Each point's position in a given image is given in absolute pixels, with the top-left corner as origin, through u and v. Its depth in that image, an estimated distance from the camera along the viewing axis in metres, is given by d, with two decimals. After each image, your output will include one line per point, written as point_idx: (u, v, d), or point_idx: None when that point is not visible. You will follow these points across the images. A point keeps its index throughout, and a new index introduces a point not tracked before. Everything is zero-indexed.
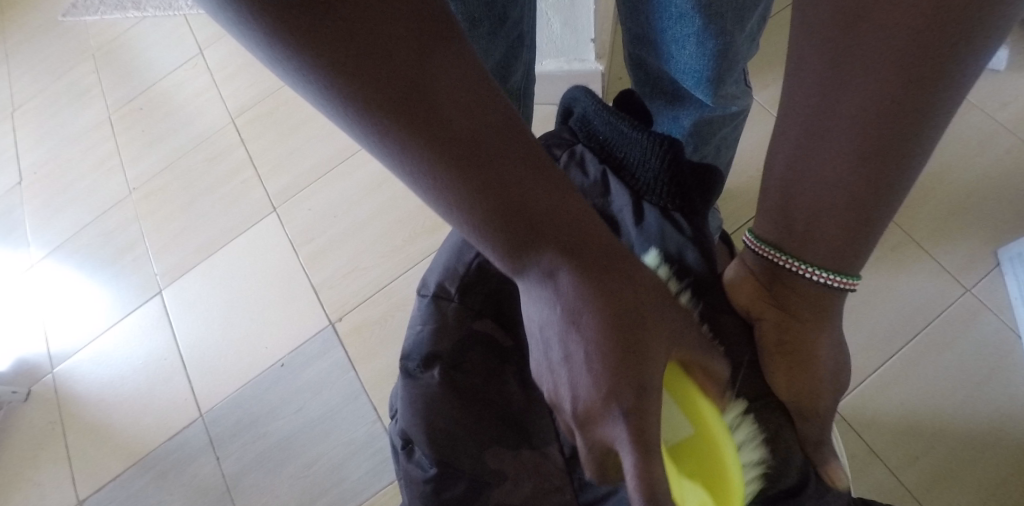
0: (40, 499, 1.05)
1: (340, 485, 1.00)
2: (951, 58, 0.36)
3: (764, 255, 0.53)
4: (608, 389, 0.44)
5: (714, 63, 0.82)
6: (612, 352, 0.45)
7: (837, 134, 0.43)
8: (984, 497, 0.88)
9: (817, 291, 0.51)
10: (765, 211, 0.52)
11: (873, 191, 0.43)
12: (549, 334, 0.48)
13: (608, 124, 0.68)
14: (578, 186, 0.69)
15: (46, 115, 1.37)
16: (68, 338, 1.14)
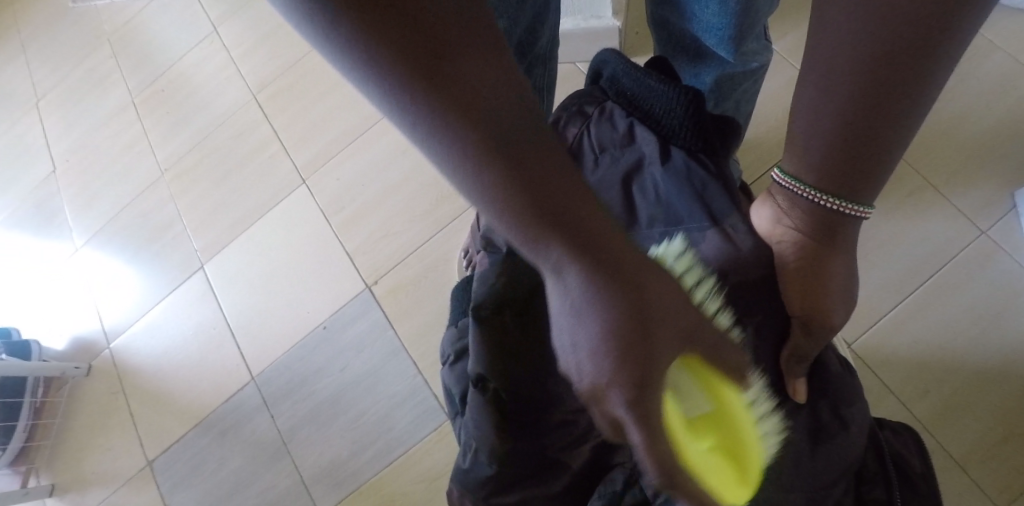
0: (113, 464, 1.14)
1: (388, 435, 1.07)
2: (948, 31, 0.42)
3: (797, 191, 0.59)
4: (612, 373, 0.41)
5: (736, 21, 0.82)
6: (621, 341, 0.42)
7: (843, 97, 0.48)
8: (991, 423, 0.94)
9: (830, 219, 0.58)
10: (794, 151, 0.56)
11: (878, 138, 0.49)
12: (566, 322, 0.44)
13: (635, 81, 0.73)
14: (605, 139, 0.73)
15: (70, 99, 1.39)
16: (121, 316, 1.20)
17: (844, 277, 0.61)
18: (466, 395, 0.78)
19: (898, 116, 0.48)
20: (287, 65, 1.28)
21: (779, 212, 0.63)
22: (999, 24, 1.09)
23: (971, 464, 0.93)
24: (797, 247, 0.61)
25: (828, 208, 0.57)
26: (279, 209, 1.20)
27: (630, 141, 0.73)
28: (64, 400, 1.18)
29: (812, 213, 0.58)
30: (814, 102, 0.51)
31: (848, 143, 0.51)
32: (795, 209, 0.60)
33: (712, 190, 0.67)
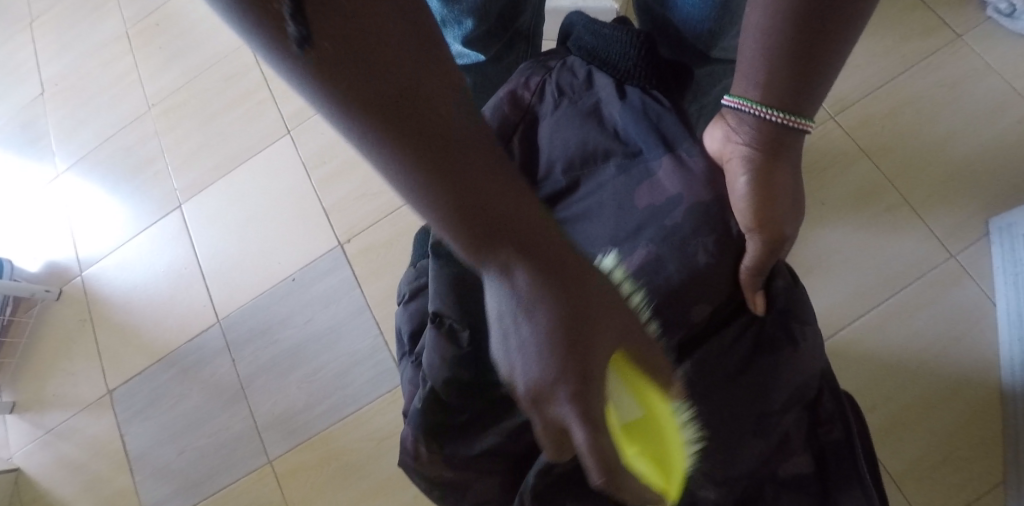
0: (74, 389, 1.17)
1: (342, 392, 1.08)
2: None
3: (747, 110, 0.57)
4: (556, 371, 0.43)
5: (715, 13, 0.80)
6: (561, 339, 0.44)
7: (788, 24, 0.49)
8: (933, 446, 0.95)
9: (778, 133, 0.56)
10: (743, 75, 0.56)
11: (818, 52, 0.50)
12: (505, 323, 0.46)
13: (593, 34, 0.70)
14: (568, 86, 0.70)
15: (65, 20, 1.40)
16: (96, 245, 1.22)
17: (788, 186, 0.58)
18: (417, 322, 0.74)
19: (837, 37, 0.49)
20: None
21: (729, 131, 0.59)
22: (1002, 48, 1.07)
23: (905, 482, 0.94)
24: (744, 162, 0.58)
25: (772, 123, 0.56)
26: (261, 157, 1.20)
27: (591, 86, 0.70)
28: (34, 320, 1.21)
29: (760, 129, 0.57)
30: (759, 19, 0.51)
31: (791, 68, 0.52)
32: (745, 126, 0.57)
33: (669, 120, 0.64)
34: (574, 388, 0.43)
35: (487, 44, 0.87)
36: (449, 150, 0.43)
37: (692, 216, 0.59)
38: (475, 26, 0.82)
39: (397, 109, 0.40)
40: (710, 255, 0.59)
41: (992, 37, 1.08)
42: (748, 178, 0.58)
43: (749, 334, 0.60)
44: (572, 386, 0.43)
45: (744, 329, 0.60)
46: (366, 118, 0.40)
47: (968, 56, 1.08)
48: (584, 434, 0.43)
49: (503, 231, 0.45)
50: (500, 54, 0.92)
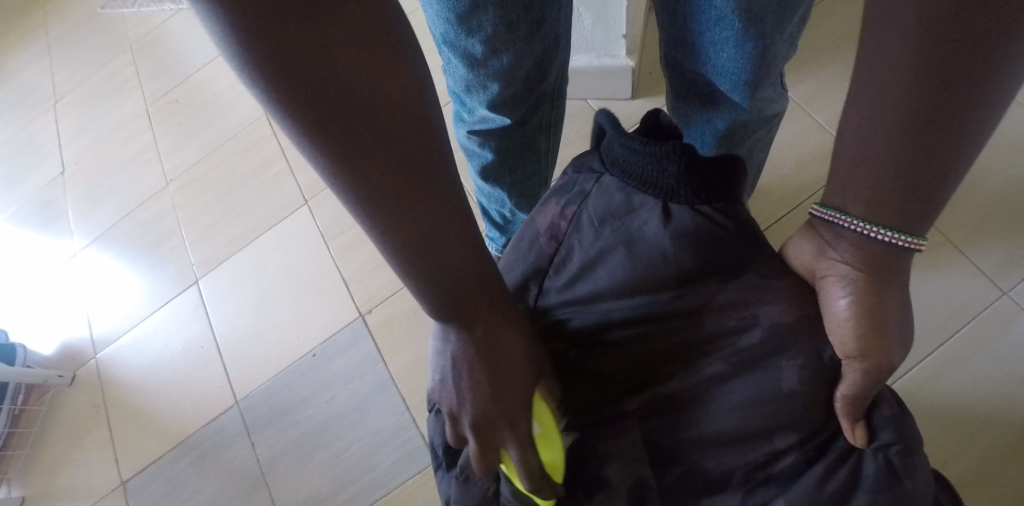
0: (84, 481, 1.10)
1: (368, 475, 1.01)
2: (978, 85, 0.41)
3: (844, 226, 0.50)
4: (467, 407, 0.55)
5: (752, 66, 0.75)
6: (443, 367, 0.53)
7: (887, 144, 0.45)
8: (1016, 503, 0.86)
9: (889, 257, 0.49)
10: (839, 179, 0.50)
11: (914, 183, 0.46)
12: (384, 290, 0.49)
13: (624, 147, 0.62)
14: (594, 211, 0.62)
15: (86, 107, 1.43)
16: (111, 326, 1.19)
17: (897, 312, 0.50)
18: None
19: (965, 131, 0.43)
20: None
21: (822, 247, 0.52)
22: None
23: None
24: (845, 283, 0.51)
25: (880, 243, 0.48)
26: (278, 229, 1.19)
27: (629, 210, 0.60)
28: (46, 407, 1.16)
29: (862, 249, 0.49)
30: (865, 106, 0.45)
31: (900, 180, 0.46)
32: (844, 243, 0.50)
33: (733, 243, 0.57)
34: (483, 430, 0.55)
35: (513, 108, 0.82)
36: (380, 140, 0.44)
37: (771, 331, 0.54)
38: (503, 88, 0.78)
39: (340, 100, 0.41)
40: (797, 380, 0.53)
41: None
42: (849, 303, 0.50)
43: (848, 472, 0.52)
44: (487, 432, 0.55)
45: (844, 459, 0.53)
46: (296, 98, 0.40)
47: None
48: (474, 445, 0.56)
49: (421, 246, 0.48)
50: (526, 117, 0.86)
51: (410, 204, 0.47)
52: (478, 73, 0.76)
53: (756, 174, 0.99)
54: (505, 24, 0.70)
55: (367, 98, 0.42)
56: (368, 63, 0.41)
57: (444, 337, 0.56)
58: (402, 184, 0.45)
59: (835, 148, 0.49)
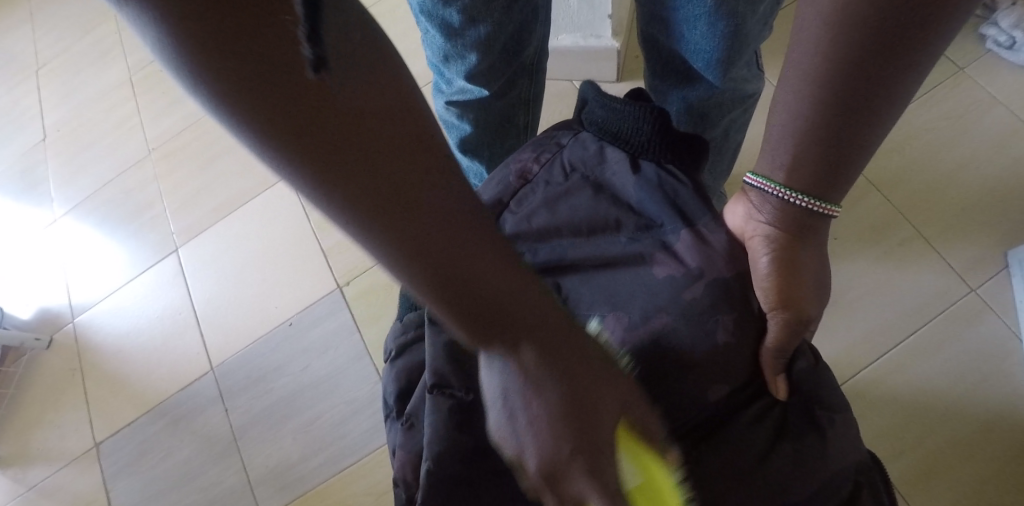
0: (59, 444, 1.11)
1: (339, 443, 1.03)
2: (902, 59, 0.40)
3: (770, 192, 0.50)
4: (555, 455, 0.42)
5: (724, 44, 0.75)
6: (561, 425, 0.43)
7: (816, 120, 0.44)
8: (971, 494, 0.88)
9: (801, 218, 0.50)
10: (770, 150, 0.49)
11: (839, 155, 0.46)
12: (509, 395, 0.44)
13: (603, 108, 0.63)
14: (575, 158, 0.63)
15: (70, 72, 1.42)
16: (89, 291, 1.20)
17: (814, 272, 0.52)
18: (401, 385, 0.66)
19: (885, 103, 0.42)
20: None
21: (750, 210, 0.53)
22: (1005, 81, 1.07)
23: None
24: (769, 242, 0.52)
25: (796, 208, 0.49)
26: (260, 200, 1.19)
27: (602, 161, 0.62)
28: (22, 370, 1.17)
29: (781, 210, 0.50)
30: (798, 73, 0.44)
31: (831, 149, 0.46)
32: (768, 207, 0.51)
33: (689, 196, 0.58)
34: (586, 470, 0.42)
35: (491, 79, 0.82)
36: (410, 182, 0.37)
37: (710, 289, 0.53)
38: (480, 59, 0.78)
39: (355, 158, 0.35)
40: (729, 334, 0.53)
41: (993, 69, 1.08)
42: (769, 263, 0.52)
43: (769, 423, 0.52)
44: (584, 468, 0.42)
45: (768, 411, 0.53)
46: (288, 148, 0.34)
47: (971, 90, 1.07)
48: (589, 491, 0.42)
49: (478, 294, 0.42)
50: (504, 90, 0.86)
51: (446, 257, 0.40)
52: (456, 43, 0.76)
53: (733, 159, 1.00)
54: None
55: (389, 133, 0.36)
56: (408, 129, 0.37)
57: (489, 363, 0.45)
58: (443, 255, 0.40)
59: (767, 127, 0.49)
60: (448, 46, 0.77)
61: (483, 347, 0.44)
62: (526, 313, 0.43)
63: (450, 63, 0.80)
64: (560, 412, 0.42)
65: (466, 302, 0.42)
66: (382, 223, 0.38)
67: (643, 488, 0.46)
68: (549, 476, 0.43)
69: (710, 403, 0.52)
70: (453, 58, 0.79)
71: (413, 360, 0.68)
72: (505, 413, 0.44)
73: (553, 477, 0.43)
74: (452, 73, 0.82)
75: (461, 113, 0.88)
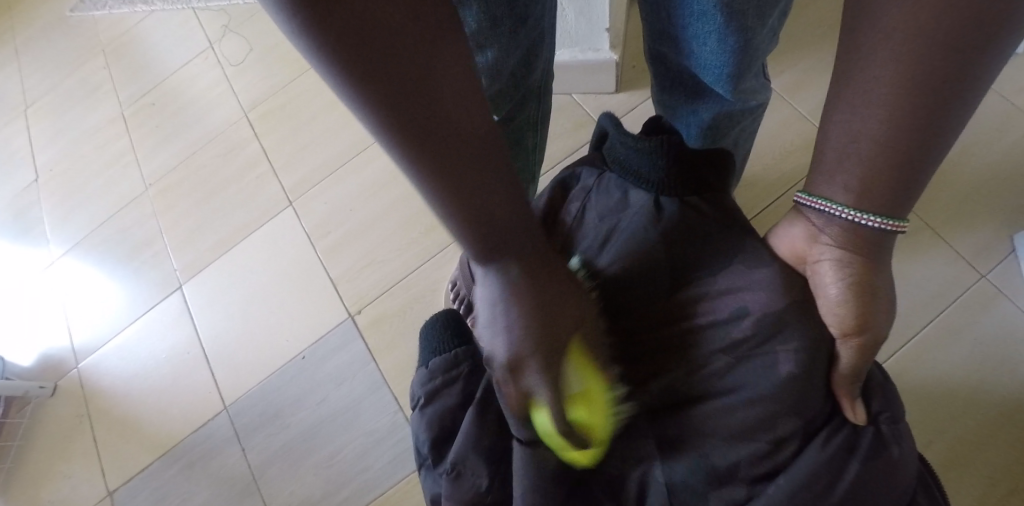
0: (71, 494, 1.08)
1: (362, 475, 1.01)
2: (972, 71, 0.42)
3: (833, 213, 0.52)
4: (517, 348, 0.52)
5: (735, 59, 0.75)
6: (531, 322, 0.52)
7: (882, 134, 0.46)
8: (998, 480, 0.89)
9: (872, 240, 0.52)
10: (824, 171, 0.52)
11: (909, 163, 0.47)
12: (490, 308, 0.53)
13: (621, 144, 0.70)
14: (601, 206, 0.70)
15: (57, 112, 1.39)
16: (93, 334, 1.17)
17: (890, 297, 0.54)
18: (436, 433, 0.67)
19: (952, 117, 0.45)
20: (280, 85, 1.28)
21: (814, 232, 0.55)
22: None
23: None
24: (839, 266, 0.54)
25: (864, 229, 0.51)
26: (262, 232, 1.18)
27: (625, 207, 0.68)
28: (28, 419, 1.14)
29: (850, 233, 0.52)
30: (863, 94, 0.46)
31: (895, 167, 0.48)
32: (833, 227, 0.53)
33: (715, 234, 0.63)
34: (541, 362, 0.52)
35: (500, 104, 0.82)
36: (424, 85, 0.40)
37: (760, 323, 0.58)
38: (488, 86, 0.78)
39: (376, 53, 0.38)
40: (795, 365, 0.56)
41: None
42: (841, 287, 0.54)
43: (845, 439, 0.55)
44: (538, 360, 0.52)
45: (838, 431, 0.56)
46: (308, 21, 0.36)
47: None
48: (542, 379, 0.52)
49: (488, 224, 0.48)
50: (513, 113, 0.86)
51: (446, 128, 0.43)
52: None
53: (741, 165, 1.00)
54: (489, 18, 0.70)
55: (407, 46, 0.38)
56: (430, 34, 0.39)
57: (484, 279, 0.53)
58: (458, 150, 0.44)
59: (821, 145, 0.51)
60: None
61: (482, 265, 0.52)
62: (505, 218, 0.49)
63: None
64: (533, 330, 0.52)
65: (462, 191, 0.46)
66: (387, 117, 0.41)
67: (586, 392, 0.57)
68: (513, 365, 0.53)
69: (782, 437, 0.56)
70: None
71: (445, 406, 0.68)
72: (491, 323, 0.53)
73: (515, 365, 0.53)
74: None
75: None
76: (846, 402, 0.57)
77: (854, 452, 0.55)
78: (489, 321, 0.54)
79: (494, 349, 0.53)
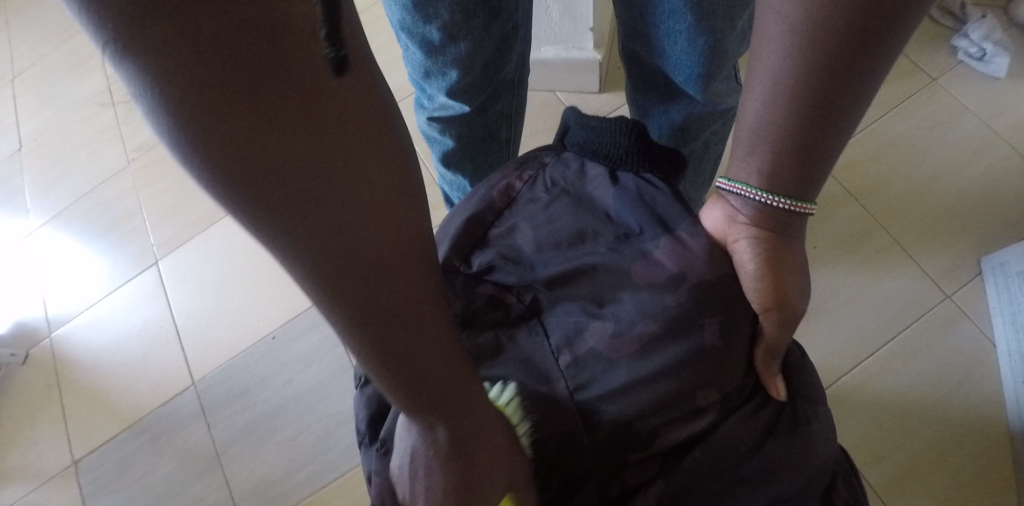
0: (35, 461, 1.09)
1: (323, 457, 1.02)
2: (867, 61, 0.44)
3: (747, 196, 0.54)
4: (451, 500, 0.52)
5: (705, 59, 0.76)
6: (455, 465, 0.51)
7: (786, 113, 0.47)
8: (949, 498, 0.89)
9: (779, 217, 0.54)
10: (741, 153, 0.53)
11: (814, 145, 0.49)
12: (405, 447, 0.52)
13: (584, 129, 0.65)
14: (556, 176, 0.65)
15: (45, 83, 1.40)
16: (66, 304, 1.18)
17: (797, 268, 0.55)
18: (373, 410, 0.66)
19: (848, 105, 0.46)
20: None
21: (733, 211, 0.56)
22: (978, 91, 1.09)
23: None
24: (755, 243, 0.55)
25: (774, 208, 0.53)
26: None
27: (584, 178, 0.64)
28: None
29: (760, 212, 0.54)
30: (764, 75, 0.48)
31: (796, 154, 0.50)
32: (748, 209, 0.54)
33: (664, 201, 0.60)
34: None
35: (473, 95, 0.83)
36: (334, 208, 0.36)
37: (694, 292, 0.54)
38: (462, 76, 0.78)
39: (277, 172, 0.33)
40: (716, 338, 0.54)
41: (965, 80, 1.11)
42: (757, 262, 0.54)
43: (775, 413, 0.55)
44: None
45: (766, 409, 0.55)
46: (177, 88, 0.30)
47: (946, 99, 1.10)
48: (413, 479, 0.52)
49: (409, 363, 0.44)
50: (486, 105, 0.87)
51: (357, 257, 0.38)
52: (437, 59, 0.77)
53: (714, 171, 1.01)
54: (463, 11, 0.70)
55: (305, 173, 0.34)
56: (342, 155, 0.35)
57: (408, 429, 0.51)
58: (368, 273, 0.39)
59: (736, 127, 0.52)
60: (428, 63, 0.78)
61: (412, 415, 0.49)
62: (427, 349, 0.44)
63: (431, 78, 0.80)
64: (451, 478, 0.51)
65: (381, 337, 0.42)
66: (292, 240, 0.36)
67: None
68: (391, 499, 0.56)
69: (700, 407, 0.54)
70: (433, 74, 0.79)
71: (384, 383, 0.67)
72: (409, 465, 0.52)
73: (394, 494, 0.55)
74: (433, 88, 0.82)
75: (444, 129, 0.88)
76: (767, 379, 0.56)
77: (771, 428, 0.54)
78: (405, 464, 0.53)
79: (395, 482, 0.54)
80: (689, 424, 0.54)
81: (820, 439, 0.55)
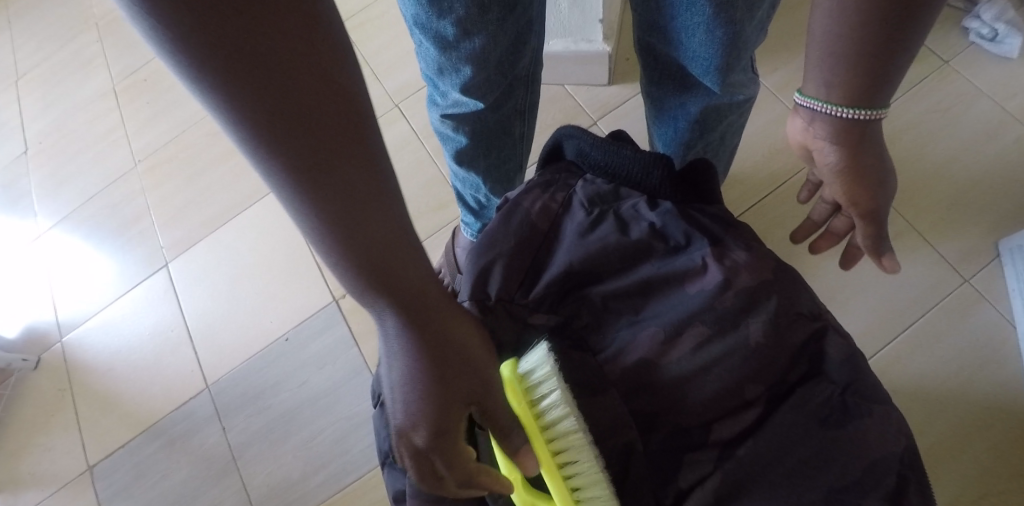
0: (50, 467, 1.08)
1: (340, 459, 1.01)
2: None
3: (822, 111, 0.58)
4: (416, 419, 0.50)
5: (724, 51, 0.75)
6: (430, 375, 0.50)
7: (858, 32, 0.51)
8: (972, 483, 0.89)
9: (856, 128, 0.57)
10: (810, 70, 0.57)
11: (881, 57, 0.53)
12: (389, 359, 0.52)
13: (606, 153, 0.67)
14: (588, 194, 0.66)
15: (47, 85, 1.39)
16: (77, 308, 1.17)
17: (878, 165, 0.60)
18: None
19: (917, 19, 0.50)
20: None
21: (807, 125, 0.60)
22: (991, 73, 1.09)
23: None
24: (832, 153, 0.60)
25: (848, 121, 0.57)
26: (249, 213, 1.18)
27: (618, 198, 0.66)
28: (9, 391, 1.14)
29: (835, 127, 0.58)
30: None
31: (864, 67, 0.54)
32: (822, 123, 0.59)
33: (709, 223, 0.62)
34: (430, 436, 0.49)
35: (486, 92, 0.82)
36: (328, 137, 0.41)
37: (741, 293, 0.57)
38: (475, 72, 0.78)
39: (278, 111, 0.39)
40: (764, 331, 0.56)
41: (978, 62, 1.10)
42: (840, 169, 0.60)
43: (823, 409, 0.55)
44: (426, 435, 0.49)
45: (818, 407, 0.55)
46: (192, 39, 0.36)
47: (960, 81, 1.09)
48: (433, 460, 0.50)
49: (398, 284, 0.48)
50: (500, 102, 0.86)
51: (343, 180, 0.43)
52: (450, 55, 0.76)
53: (728, 160, 1.01)
54: (478, 5, 0.70)
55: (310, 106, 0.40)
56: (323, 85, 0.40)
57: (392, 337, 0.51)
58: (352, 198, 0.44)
59: (807, 47, 0.56)
60: (442, 59, 0.77)
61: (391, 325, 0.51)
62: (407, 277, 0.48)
63: (444, 76, 0.79)
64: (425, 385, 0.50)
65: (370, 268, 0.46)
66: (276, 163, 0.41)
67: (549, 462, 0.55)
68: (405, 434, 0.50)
69: (747, 399, 0.56)
70: (447, 71, 0.78)
71: None
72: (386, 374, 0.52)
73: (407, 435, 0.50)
74: (446, 85, 0.81)
75: (457, 126, 0.87)
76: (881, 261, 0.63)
77: (825, 420, 0.54)
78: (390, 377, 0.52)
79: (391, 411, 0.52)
80: (739, 418, 0.55)
81: (867, 436, 0.53)
